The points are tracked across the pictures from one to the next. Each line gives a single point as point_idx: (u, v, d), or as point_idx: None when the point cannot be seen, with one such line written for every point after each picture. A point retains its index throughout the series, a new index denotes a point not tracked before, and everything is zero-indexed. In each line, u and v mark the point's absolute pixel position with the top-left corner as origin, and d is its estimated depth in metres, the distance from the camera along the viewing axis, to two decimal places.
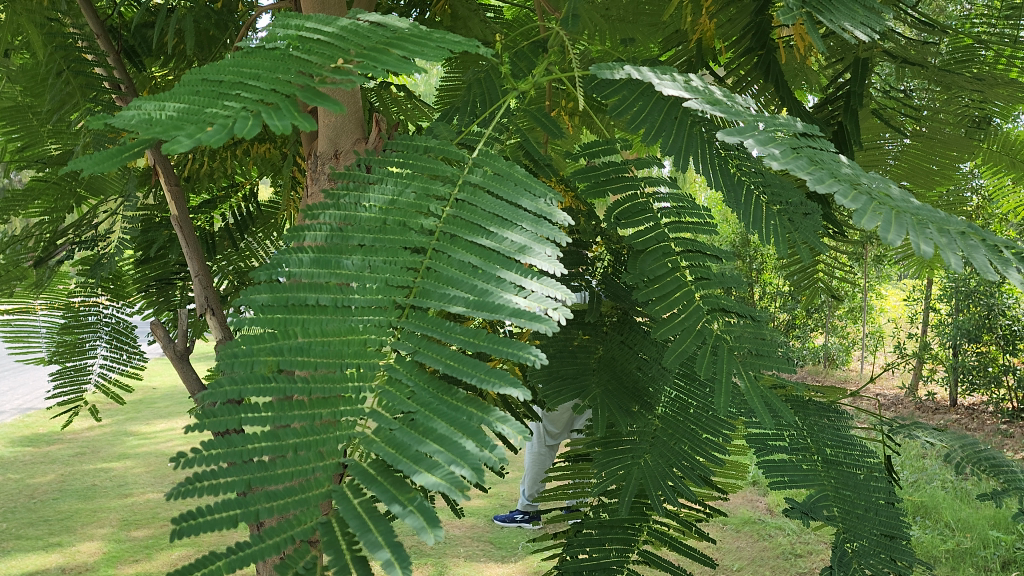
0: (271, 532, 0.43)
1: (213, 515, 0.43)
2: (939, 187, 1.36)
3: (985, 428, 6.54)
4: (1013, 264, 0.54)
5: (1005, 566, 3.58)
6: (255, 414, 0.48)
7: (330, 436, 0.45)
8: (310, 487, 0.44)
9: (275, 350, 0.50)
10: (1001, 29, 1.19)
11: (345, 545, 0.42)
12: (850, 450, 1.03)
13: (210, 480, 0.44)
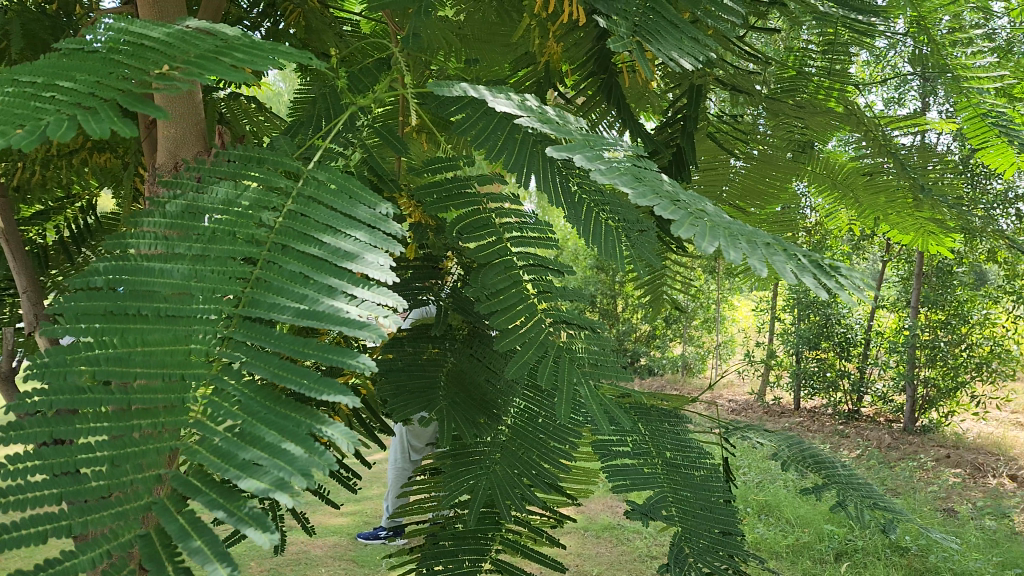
0: (86, 547, 0.41)
1: (20, 530, 0.41)
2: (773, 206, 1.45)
3: (824, 429, 7.03)
4: (805, 271, 0.62)
5: (837, 557, 3.83)
6: (70, 426, 0.45)
7: (151, 448, 0.45)
8: (129, 501, 0.43)
9: (90, 359, 0.48)
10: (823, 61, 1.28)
11: (166, 556, 0.42)
12: (687, 452, 1.08)
13: (18, 495, 0.42)
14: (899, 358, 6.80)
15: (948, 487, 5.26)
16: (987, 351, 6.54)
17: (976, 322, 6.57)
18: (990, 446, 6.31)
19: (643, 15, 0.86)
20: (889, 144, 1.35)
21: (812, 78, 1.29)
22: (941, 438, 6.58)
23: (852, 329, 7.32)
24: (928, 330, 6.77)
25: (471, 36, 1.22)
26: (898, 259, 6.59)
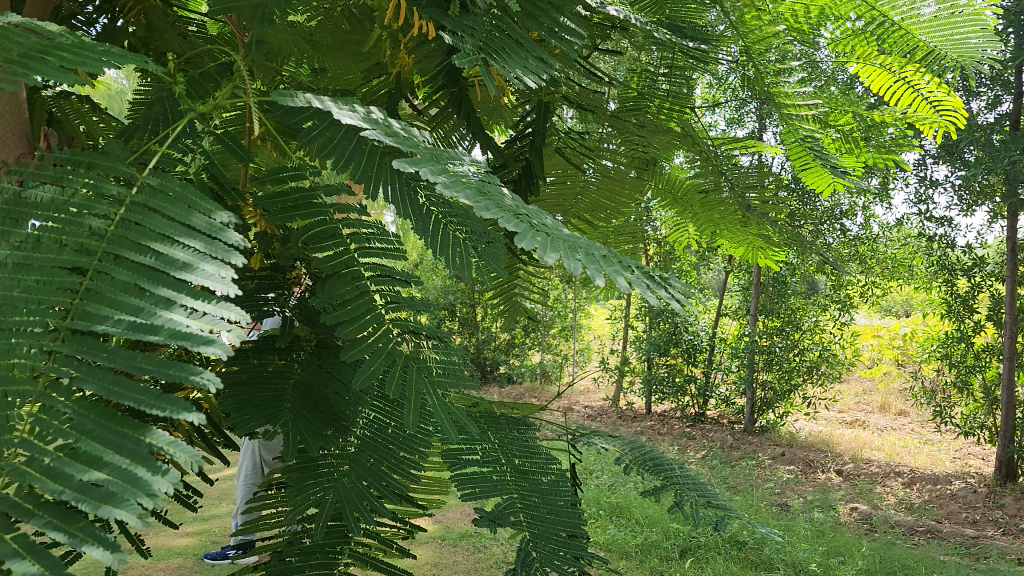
0: None
1: None
2: (615, 220, 1.50)
3: (673, 431, 7.36)
4: (639, 281, 0.66)
5: (682, 553, 4.02)
6: None
7: None
8: None
9: None
10: (668, 83, 1.35)
11: None
12: (534, 458, 1.12)
13: None
14: (740, 363, 7.23)
15: (782, 483, 5.63)
16: (816, 355, 7.08)
17: (807, 328, 7.10)
18: (820, 444, 6.82)
19: (489, 34, 0.89)
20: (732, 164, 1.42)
21: (661, 93, 1.36)
22: (777, 437, 7.05)
23: (698, 336, 7.71)
24: (766, 335, 7.24)
25: (324, 44, 1.21)
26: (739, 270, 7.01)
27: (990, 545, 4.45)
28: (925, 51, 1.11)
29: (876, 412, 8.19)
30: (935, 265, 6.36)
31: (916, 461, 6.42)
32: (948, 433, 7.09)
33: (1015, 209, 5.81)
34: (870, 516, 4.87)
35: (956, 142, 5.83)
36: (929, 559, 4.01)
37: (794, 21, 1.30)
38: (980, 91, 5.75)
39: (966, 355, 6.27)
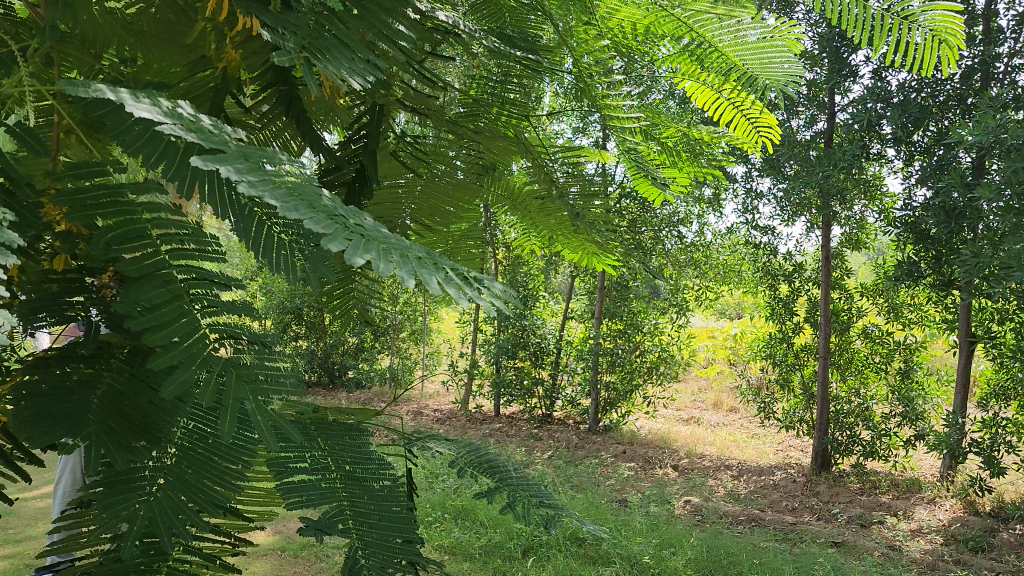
0: None
1: None
2: (459, 223, 1.50)
3: (520, 433, 7.50)
4: (452, 285, 0.67)
5: (525, 552, 4.10)
6: None
7: None
8: None
9: None
10: (508, 88, 1.34)
11: None
12: (367, 464, 1.10)
13: None
14: (584, 365, 7.48)
15: (622, 479, 5.86)
16: (656, 357, 7.43)
17: (648, 330, 7.46)
18: (657, 441, 7.15)
19: (313, 34, 0.87)
20: (583, 182, 1.42)
21: (510, 97, 1.35)
22: (619, 436, 7.33)
23: (545, 339, 7.91)
24: (609, 337, 7.52)
25: (148, 33, 1.12)
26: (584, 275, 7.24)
27: (805, 530, 4.81)
28: (739, 73, 1.22)
29: (710, 410, 8.68)
30: (760, 271, 6.80)
31: (743, 455, 6.85)
32: (772, 428, 7.63)
33: (828, 220, 6.32)
34: (701, 508, 5.15)
35: (777, 157, 6.28)
36: (751, 545, 4.28)
37: (619, 37, 1.29)
38: (798, 110, 6.23)
39: (787, 354, 6.76)
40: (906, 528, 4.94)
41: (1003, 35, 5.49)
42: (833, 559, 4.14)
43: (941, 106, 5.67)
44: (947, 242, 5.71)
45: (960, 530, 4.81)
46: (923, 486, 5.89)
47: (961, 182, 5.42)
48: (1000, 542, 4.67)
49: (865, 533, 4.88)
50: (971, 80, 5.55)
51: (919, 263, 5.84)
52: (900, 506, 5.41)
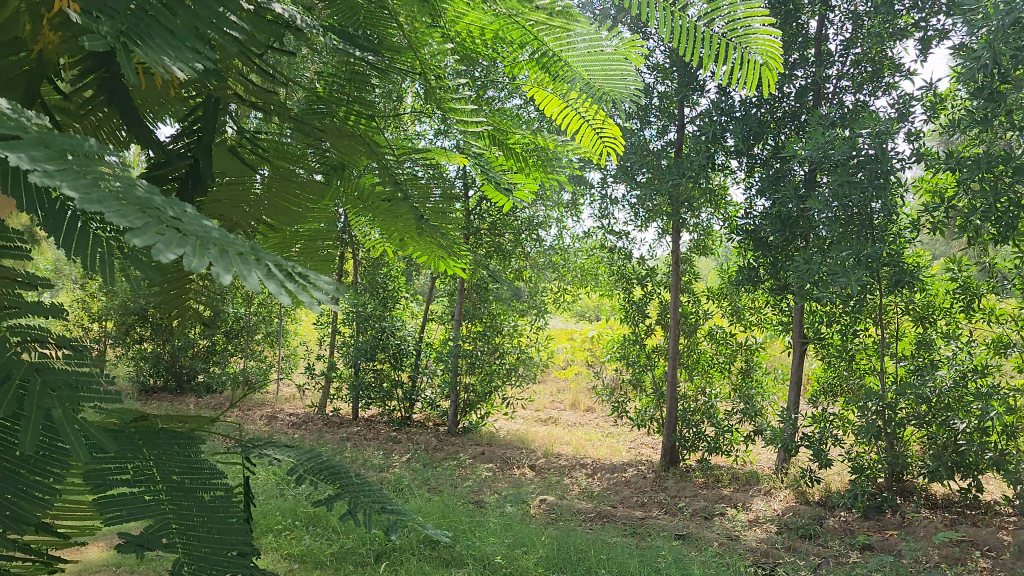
0: None
1: None
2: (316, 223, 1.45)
3: (379, 436, 7.41)
4: (279, 280, 0.63)
5: (377, 557, 4.05)
6: None
7: None
8: None
9: None
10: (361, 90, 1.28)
11: None
12: (197, 474, 1.03)
13: None
14: (444, 367, 7.49)
15: (479, 480, 5.90)
16: (514, 358, 7.55)
17: (507, 332, 7.55)
18: (516, 441, 7.25)
19: (132, 19, 0.81)
20: (425, 186, 1.42)
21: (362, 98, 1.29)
22: (478, 437, 7.39)
23: (405, 340, 7.86)
24: (469, 339, 7.57)
25: None
26: (444, 277, 7.24)
27: (652, 524, 5.00)
28: (582, 80, 1.28)
29: (568, 410, 8.88)
30: (615, 274, 7.02)
31: (598, 453, 7.06)
32: (624, 426, 7.91)
33: (678, 227, 6.62)
34: (555, 506, 5.27)
35: (630, 164, 6.52)
36: (601, 541, 4.40)
37: (466, 40, 1.27)
38: (650, 120, 6.48)
39: (639, 355, 7.03)
40: (745, 519, 5.24)
41: (832, 58, 5.93)
42: (675, 551, 4.32)
43: (778, 121, 6.06)
44: (783, 249, 6.11)
45: (791, 518, 5.15)
46: (761, 478, 6.26)
47: (795, 193, 5.80)
48: (826, 528, 5.03)
49: (708, 525, 5.14)
50: (805, 98, 6.00)
51: (758, 268, 6.21)
52: (739, 498, 5.73)
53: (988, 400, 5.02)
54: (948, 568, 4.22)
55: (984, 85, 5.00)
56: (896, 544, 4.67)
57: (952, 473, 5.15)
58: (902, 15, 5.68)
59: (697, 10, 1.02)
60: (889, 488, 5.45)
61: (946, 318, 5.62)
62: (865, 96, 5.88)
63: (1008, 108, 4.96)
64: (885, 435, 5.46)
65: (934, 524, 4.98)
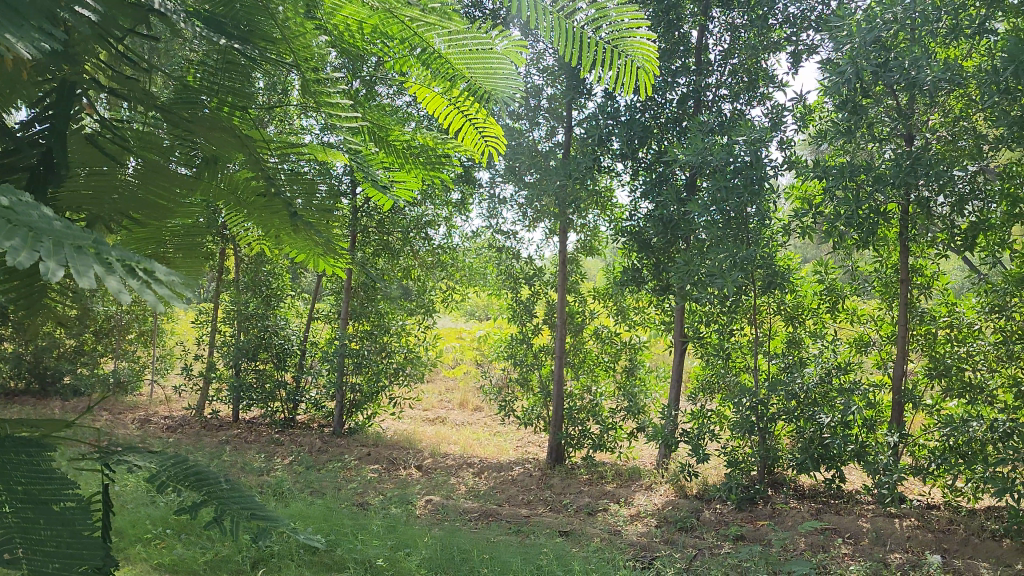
0: None
1: None
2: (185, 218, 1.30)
3: (261, 439, 7.19)
4: (119, 276, 0.61)
5: (253, 565, 3.92)
6: None
7: None
8: None
9: None
10: (235, 82, 1.22)
11: None
12: (47, 482, 0.93)
13: None
14: (329, 367, 7.35)
15: (364, 482, 5.82)
16: (402, 358, 7.49)
17: (395, 332, 7.48)
18: (403, 442, 7.19)
19: None
20: (311, 181, 1.34)
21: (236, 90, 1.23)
22: (364, 438, 7.29)
23: (289, 339, 7.66)
24: (356, 338, 7.46)
25: None
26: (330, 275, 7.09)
27: (537, 522, 5.06)
28: (458, 76, 1.31)
29: (456, 409, 8.89)
30: (503, 274, 7.07)
31: (485, 452, 7.10)
32: (511, 425, 7.98)
33: (565, 228, 6.72)
34: (441, 506, 5.26)
35: (518, 165, 6.57)
36: (484, 541, 4.42)
37: (343, 32, 1.26)
38: (538, 121, 6.57)
39: (527, 354, 7.10)
40: (626, 513, 5.38)
41: (712, 67, 6.18)
42: (557, 547, 4.37)
43: (660, 127, 6.26)
44: (665, 251, 6.31)
45: (670, 512, 5.32)
46: (642, 474, 6.44)
47: (676, 196, 6.03)
48: (702, 521, 5.22)
49: (591, 521, 5.24)
50: (686, 105, 6.20)
51: (641, 269, 6.39)
52: (622, 494, 5.87)
53: (850, 396, 5.34)
54: (812, 555, 4.47)
55: (848, 99, 5.32)
56: (765, 533, 4.90)
57: (818, 465, 5.45)
58: (775, 29, 5.98)
59: None
60: (761, 480, 5.72)
61: (813, 318, 5.95)
62: (742, 105, 6.15)
63: (869, 121, 5.29)
64: (758, 430, 5.72)
65: (801, 513, 5.26)
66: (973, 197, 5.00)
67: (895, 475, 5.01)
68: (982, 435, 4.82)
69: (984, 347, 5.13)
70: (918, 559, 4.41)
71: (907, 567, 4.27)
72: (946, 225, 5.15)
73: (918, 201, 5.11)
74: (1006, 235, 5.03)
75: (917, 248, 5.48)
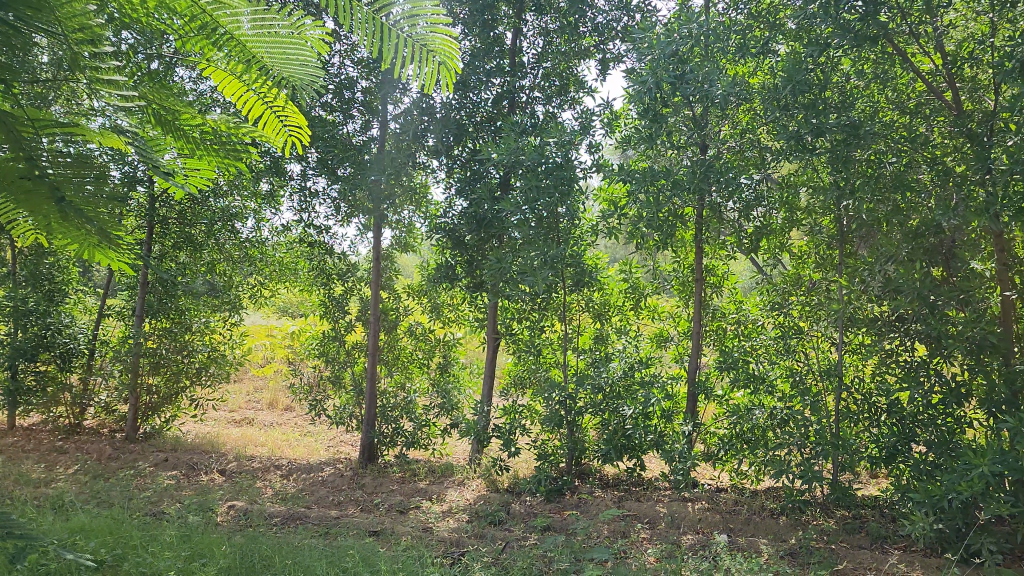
0: None
1: None
2: None
3: (41, 447, 6.56)
4: None
5: None
6: None
7: None
8: None
9: None
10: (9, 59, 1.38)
11: None
12: None
13: None
14: (122, 368, 6.83)
15: (161, 490, 5.46)
16: (205, 357, 7.11)
17: (197, 330, 7.07)
18: (204, 446, 6.82)
19: None
20: (94, 166, 1.46)
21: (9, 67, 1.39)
22: (161, 443, 6.85)
23: (75, 339, 7.04)
24: (153, 337, 6.98)
25: None
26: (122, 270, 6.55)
27: (346, 523, 4.96)
28: (256, 62, 1.43)
29: (264, 410, 8.60)
30: (315, 270, 6.88)
31: (294, 454, 6.88)
32: (322, 425, 7.79)
33: (379, 224, 6.63)
34: (246, 512, 5.04)
35: (332, 158, 6.45)
36: (289, 546, 4.27)
37: (127, 7, 1.45)
38: (352, 114, 6.42)
39: (339, 352, 6.96)
40: (439, 510, 5.40)
41: (525, 69, 6.33)
42: (365, 548, 4.29)
43: (476, 125, 6.34)
44: (478, 249, 6.40)
45: (481, 506, 5.39)
46: (454, 470, 6.49)
47: (490, 195, 6.14)
48: (511, 514, 5.33)
49: (402, 519, 5.21)
50: (501, 105, 6.33)
51: (455, 267, 6.43)
52: (434, 491, 5.89)
53: (650, 389, 5.67)
54: (613, 541, 4.69)
55: (649, 107, 5.63)
56: (571, 523, 5.09)
57: (620, 455, 5.74)
58: (585, 36, 6.19)
59: (400, 10, 1.36)
60: (568, 471, 5.94)
61: (619, 314, 6.21)
62: (553, 108, 6.35)
63: (667, 129, 5.64)
64: (566, 423, 5.93)
65: (604, 502, 5.51)
66: (758, 204, 5.46)
67: (688, 462, 5.39)
68: (764, 422, 5.30)
69: (766, 341, 5.56)
70: (708, 539, 4.75)
71: (697, 547, 4.59)
72: (735, 229, 5.56)
73: (709, 205, 5.58)
74: (786, 239, 5.52)
75: (710, 249, 5.91)
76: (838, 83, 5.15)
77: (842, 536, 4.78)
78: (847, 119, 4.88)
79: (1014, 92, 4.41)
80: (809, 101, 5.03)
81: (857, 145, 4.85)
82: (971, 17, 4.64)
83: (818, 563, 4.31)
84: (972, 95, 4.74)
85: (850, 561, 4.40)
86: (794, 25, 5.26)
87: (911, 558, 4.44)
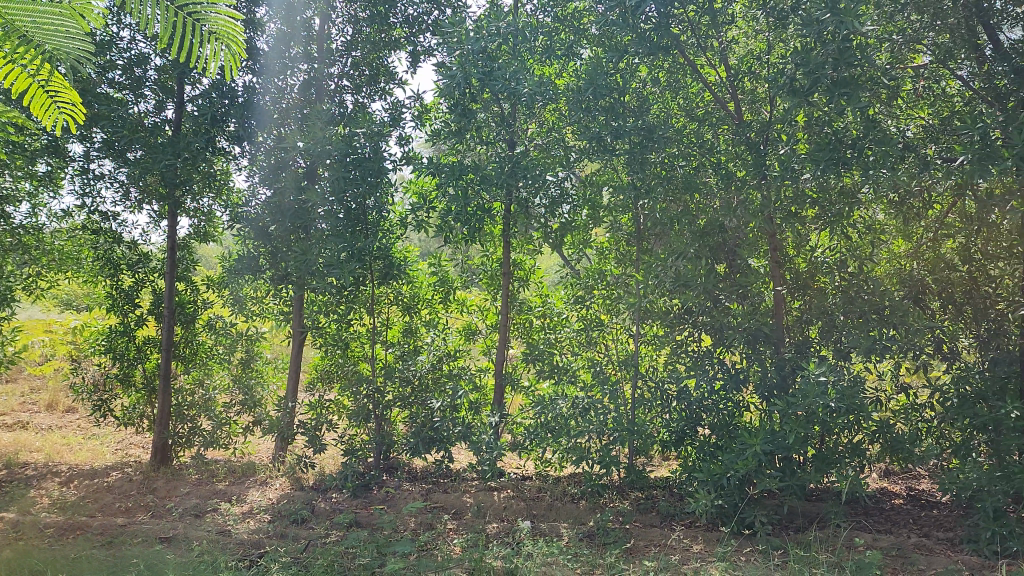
0: None
1: None
2: None
3: None
4: None
5: None
6: None
7: None
8: None
9: None
10: None
11: None
12: None
13: None
14: None
15: None
16: None
17: None
18: None
19: None
20: None
21: None
22: None
23: None
24: None
25: None
26: None
27: (134, 530, 4.65)
28: (18, 32, 1.70)
29: (42, 413, 7.91)
30: (100, 259, 6.40)
31: (76, 459, 6.35)
32: (110, 427, 7.27)
33: (175, 211, 6.23)
34: (17, 524, 4.60)
35: (118, 140, 5.90)
36: (65, 558, 3.95)
37: None
38: (144, 92, 6.00)
39: (129, 348, 6.50)
40: (238, 511, 5.18)
41: (334, 56, 6.16)
42: (152, 556, 4.05)
43: (281, 111, 6.14)
44: (284, 240, 6.05)
45: (284, 505, 5.23)
46: (257, 469, 6.26)
47: (296, 184, 5.94)
48: (315, 512, 5.21)
49: (197, 523, 4.95)
50: (308, 92, 6.15)
51: (258, 258, 6.12)
52: (233, 492, 5.65)
53: (458, 380, 5.85)
54: (419, 534, 4.71)
55: (458, 101, 5.66)
56: (376, 517, 5.06)
57: (429, 447, 5.77)
58: (395, 27, 6.15)
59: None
60: (375, 465, 5.91)
61: (427, 308, 6.16)
62: (363, 98, 6.25)
63: (476, 125, 5.72)
64: (374, 417, 5.94)
65: (411, 495, 5.53)
66: (562, 201, 5.68)
67: (494, 453, 5.54)
68: (567, 411, 5.45)
69: (570, 334, 5.81)
70: (511, 526, 4.89)
71: (501, 534, 4.72)
72: (541, 224, 5.74)
73: (517, 200, 5.70)
74: (588, 235, 5.75)
75: (518, 244, 5.98)
76: (635, 88, 5.42)
77: (635, 516, 5.08)
78: (643, 123, 5.20)
79: (785, 106, 4.89)
80: (609, 104, 5.31)
81: (651, 147, 5.18)
82: (751, 35, 5.11)
83: (613, 543, 4.56)
84: (751, 107, 5.24)
85: (641, 539, 4.69)
86: (596, 31, 5.48)
87: (694, 534, 4.79)
